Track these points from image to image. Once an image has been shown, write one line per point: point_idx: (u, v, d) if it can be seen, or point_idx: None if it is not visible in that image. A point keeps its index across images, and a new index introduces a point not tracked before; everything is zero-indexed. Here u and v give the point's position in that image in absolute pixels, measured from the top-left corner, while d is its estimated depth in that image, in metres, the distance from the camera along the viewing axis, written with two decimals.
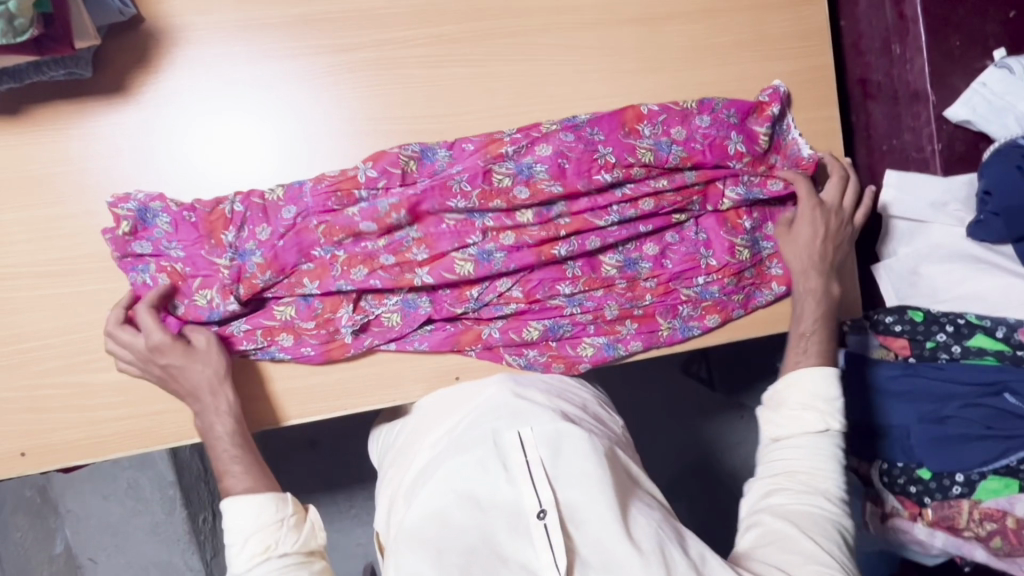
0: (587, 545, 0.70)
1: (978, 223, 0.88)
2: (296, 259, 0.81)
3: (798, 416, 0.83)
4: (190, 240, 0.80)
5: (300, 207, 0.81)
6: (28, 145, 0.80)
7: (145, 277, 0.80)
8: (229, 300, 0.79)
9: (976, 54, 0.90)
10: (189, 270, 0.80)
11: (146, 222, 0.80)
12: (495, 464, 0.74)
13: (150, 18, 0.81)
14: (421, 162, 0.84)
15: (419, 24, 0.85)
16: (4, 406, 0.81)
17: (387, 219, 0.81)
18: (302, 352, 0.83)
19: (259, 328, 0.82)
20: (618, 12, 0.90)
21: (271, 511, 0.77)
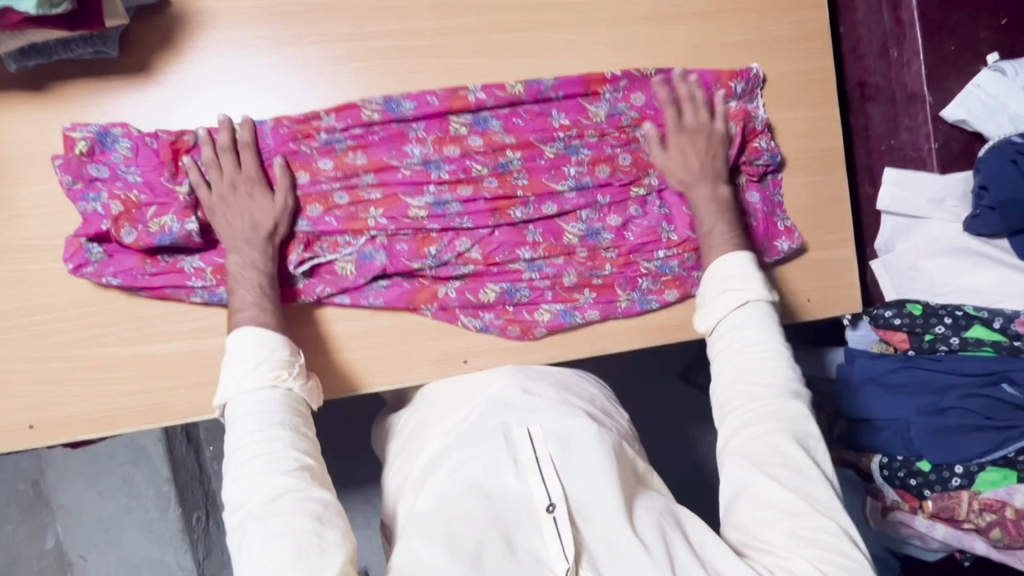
0: (595, 536, 0.70)
1: (975, 217, 0.91)
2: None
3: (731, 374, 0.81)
4: (149, 166, 0.81)
5: (264, 148, 0.84)
6: (51, 120, 0.81)
7: (97, 206, 0.79)
8: (189, 222, 0.79)
9: (971, 58, 0.94)
10: (145, 198, 0.80)
11: (104, 147, 0.81)
12: (505, 457, 0.75)
13: (175, 0, 0.83)
14: (384, 111, 0.85)
15: (436, 16, 0.88)
16: (15, 378, 0.81)
17: (347, 161, 0.85)
18: None
19: (211, 266, 0.82)
20: (628, 11, 0.93)
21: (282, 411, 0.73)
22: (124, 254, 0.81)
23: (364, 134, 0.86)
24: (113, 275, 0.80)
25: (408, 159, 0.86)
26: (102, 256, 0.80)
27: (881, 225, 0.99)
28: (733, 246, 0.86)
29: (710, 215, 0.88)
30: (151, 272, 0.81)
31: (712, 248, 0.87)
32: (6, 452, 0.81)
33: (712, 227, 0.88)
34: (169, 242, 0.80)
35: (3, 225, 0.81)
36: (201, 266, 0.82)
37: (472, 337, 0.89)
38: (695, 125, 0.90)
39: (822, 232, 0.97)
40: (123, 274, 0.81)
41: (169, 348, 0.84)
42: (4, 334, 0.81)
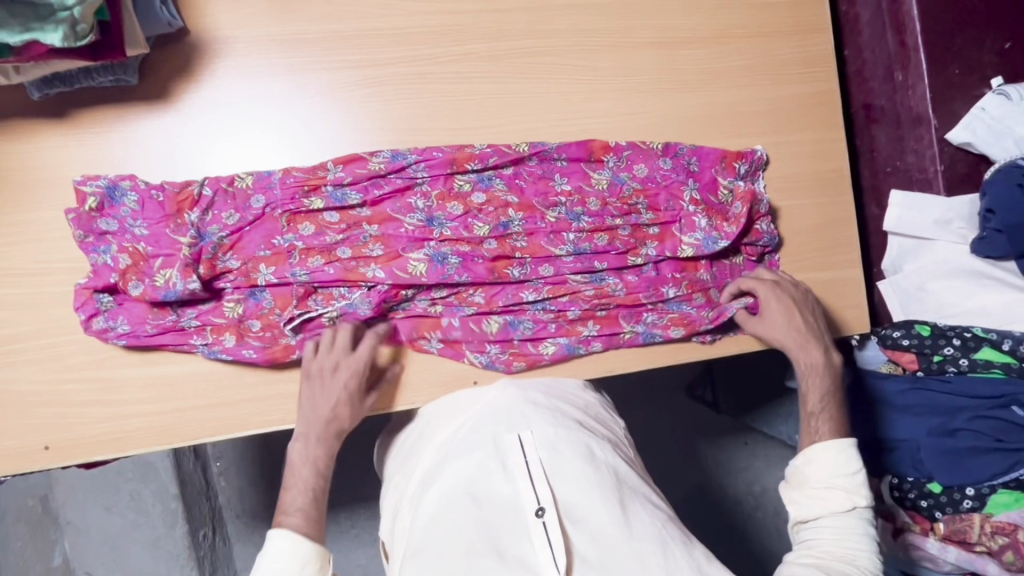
0: (585, 542, 0.71)
1: (982, 239, 0.92)
2: (258, 247, 0.83)
3: (824, 491, 0.79)
4: (155, 219, 0.82)
5: (269, 198, 0.84)
6: (72, 146, 0.83)
7: (107, 258, 0.81)
8: (190, 279, 0.79)
9: (975, 82, 0.95)
10: (151, 250, 0.81)
11: (113, 200, 0.82)
12: (495, 462, 0.77)
13: (194, 30, 0.85)
14: (390, 164, 0.86)
15: (446, 42, 0.90)
16: (31, 398, 0.82)
17: (351, 213, 0.86)
18: (246, 353, 0.82)
19: (209, 325, 0.83)
20: (634, 36, 0.94)
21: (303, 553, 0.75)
22: (130, 304, 0.82)
23: (369, 187, 0.86)
24: (118, 331, 0.81)
25: (411, 214, 0.86)
26: (111, 305, 0.82)
27: (888, 245, 0.99)
28: (835, 433, 0.83)
29: (815, 382, 0.87)
30: (151, 329, 0.82)
31: (814, 431, 0.83)
32: (21, 473, 0.82)
33: (811, 389, 0.86)
34: (172, 297, 0.80)
35: (23, 248, 0.82)
36: (199, 322, 0.83)
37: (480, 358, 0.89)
38: (776, 308, 0.89)
39: (831, 255, 0.98)
40: (128, 329, 0.82)
41: (182, 369, 0.84)
42: (21, 356, 0.82)
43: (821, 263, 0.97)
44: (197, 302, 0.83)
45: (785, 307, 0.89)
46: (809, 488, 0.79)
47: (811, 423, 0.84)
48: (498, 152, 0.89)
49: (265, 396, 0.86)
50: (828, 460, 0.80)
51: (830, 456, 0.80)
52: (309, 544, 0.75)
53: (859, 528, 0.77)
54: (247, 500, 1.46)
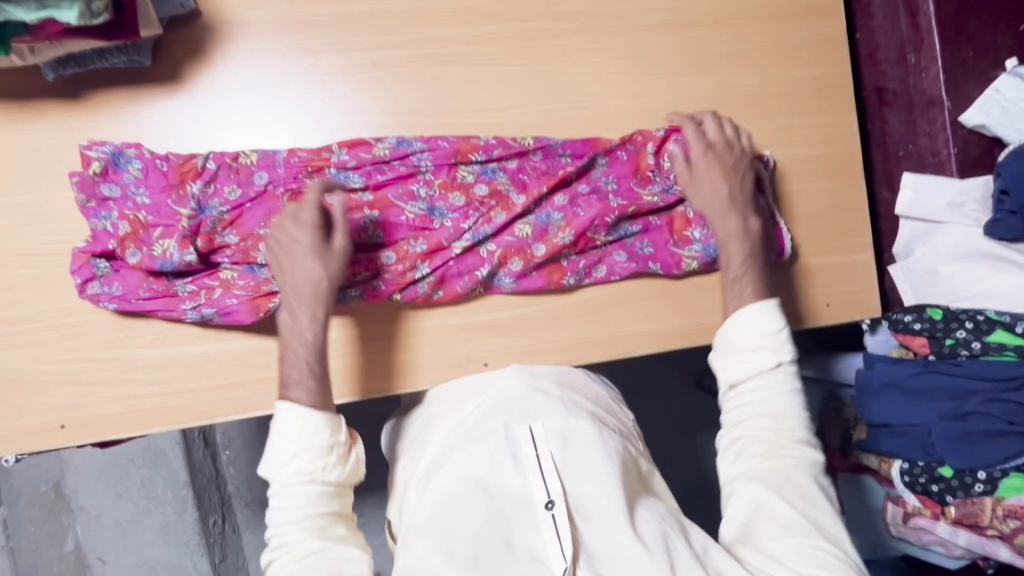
0: (593, 536, 0.71)
1: (995, 221, 0.90)
2: (258, 225, 0.83)
3: (760, 392, 0.81)
4: (158, 188, 0.82)
5: (272, 175, 0.84)
6: (85, 126, 0.84)
7: (107, 224, 0.81)
8: (187, 252, 0.80)
9: (989, 64, 0.94)
10: (152, 219, 0.81)
11: (117, 167, 0.82)
12: (507, 455, 0.75)
13: (206, 11, 0.85)
14: (395, 151, 0.86)
15: (458, 25, 0.90)
16: (46, 378, 0.83)
17: (353, 197, 0.85)
18: (229, 302, 0.82)
19: (203, 289, 0.83)
20: (645, 19, 0.94)
21: (324, 437, 0.76)
22: (128, 270, 0.82)
23: (372, 172, 0.86)
24: (111, 296, 0.82)
25: (412, 202, 0.86)
26: (108, 271, 0.82)
27: (899, 229, 1.00)
28: (758, 294, 0.85)
29: (737, 246, 0.87)
30: (144, 292, 0.81)
31: (739, 294, 0.85)
32: (37, 452, 0.83)
33: (728, 259, 0.87)
34: (168, 268, 0.80)
35: (38, 229, 0.83)
36: (195, 288, 0.83)
37: (490, 340, 0.90)
38: (719, 139, 0.90)
39: (843, 238, 0.98)
40: (121, 294, 0.81)
41: (196, 350, 0.85)
42: (37, 336, 0.83)
43: (828, 247, 0.98)
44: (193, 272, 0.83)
45: (720, 157, 0.89)
46: (738, 352, 0.82)
47: (734, 289, 0.86)
48: (505, 142, 0.89)
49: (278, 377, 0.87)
50: (767, 354, 0.81)
51: (750, 316, 0.83)
52: (320, 415, 0.76)
53: (788, 387, 0.81)
54: (257, 488, 1.46)
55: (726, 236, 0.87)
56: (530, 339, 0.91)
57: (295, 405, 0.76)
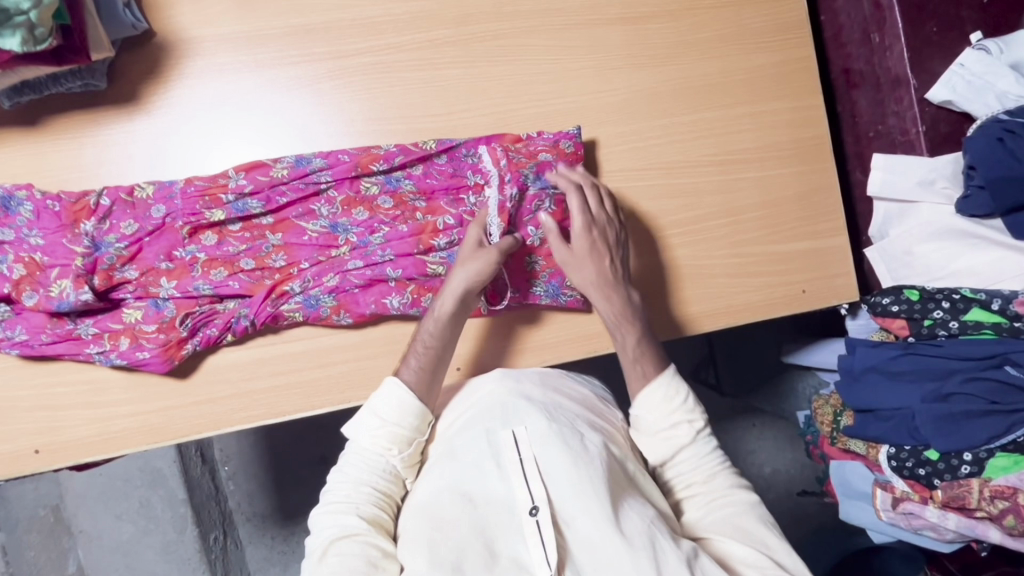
0: (578, 543, 0.67)
1: (965, 197, 0.89)
2: (158, 258, 0.84)
3: (671, 432, 0.81)
4: (51, 229, 0.82)
5: (170, 207, 0.84)
6: (47, 152, 0.84)
7: (2, 267, 0.81)
8: (82, 291, 0.79)
9: (954, 39, 0.92)
10: (47, 259, 0.81)
11: (9, 211, 0.83)
12: (488, 461, 0.72)
13: (159, 31, 0.85)
14: (294, 170, 0.85)
15: (412, 30, 0.90)
16: (19, 404, 0.84)
17: (253, 222, 0.86)
18: (141, 355, 0.82)
19: (106, 332, 0.83)
20: (602, 12, 0.93)
21: (412, 425, 0.78)
22: (29, 314, 0.82)
23: (271, 195, 0.85)
24: (14, 340, 0.82)
25: (314, 221, 0.86)
26: (10, 315, 0.82)
27: (874, 211, 0.99)
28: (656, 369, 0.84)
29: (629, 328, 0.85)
30: (49, 336, 0.82)
31: (643, 374, 0.83)
32: (14, 477, 0.84)
33: (621, 339, 0.85)
34: (66, 308, 0.80)
35: None
36: (98, 331, 0.83)
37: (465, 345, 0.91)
38: (598, 212, 0.85)
39: (816, 222, 0.97)
40: (24, 339, 0.82)
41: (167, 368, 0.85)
42: (8, 363, 0.83)
43: (801, 233, 0.97)
44: (95, 312, 0.83)
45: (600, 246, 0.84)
46: (657, 432, 0.81)
47: (636, 368, 0.84)
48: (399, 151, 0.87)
49: (250, 391, 0.87)
50: (657, 403, 0.81)
51: (659, 393, 0.81)
52: (417, 401, 0.78)
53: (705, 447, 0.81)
54: (256, 503, 1.46)
55: (613, 319, 0.85)
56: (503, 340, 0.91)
57: (398, 383, 0.78)
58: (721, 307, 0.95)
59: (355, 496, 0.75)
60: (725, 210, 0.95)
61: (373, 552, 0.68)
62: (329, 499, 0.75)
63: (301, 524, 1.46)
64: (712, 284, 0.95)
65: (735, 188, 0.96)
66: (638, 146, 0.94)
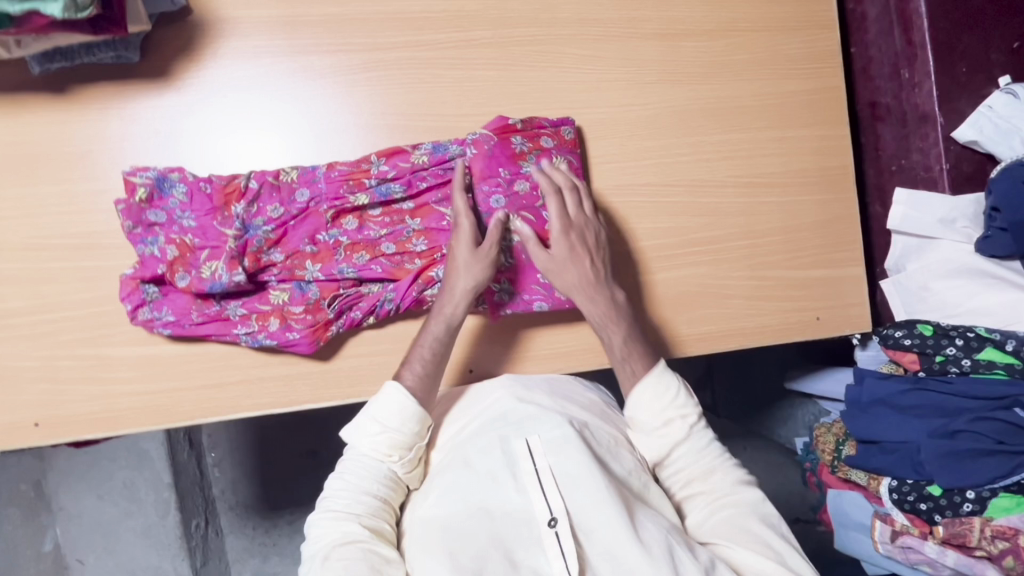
0: (598, 555, 0.66)
1: (986, 238, 0.90)
2: (302, 242, 0.84)
3: (665, 430, 0.80)
4: (203, 211, 0.83)
5: (314, 191, 0.85)
6: (73, 122, 0.83)
7: (154, 249, 0.82)
8: (235, 272, 0.80)
9: (982, 81, 0.94)
10: (198, 242, 0.82)
11: (162, 192, 0.83)
12: (503, 471, 0.71)
13: (197, 9, 0.85)
14: (432, 157, 0.86)
15: (450, 28, 0.89)
16: (21, 375, 0.82)
17: (394, 206, 0.87)
18: (291, 336, 0.82)
19: (254, 313, 0.83)
20: (637, 26, 0.94)
21: (411, 429, 0.77)
22: (176, 294, 0.82)
23: (412, 180, 0.86)
24: (164, 321, 0.82)
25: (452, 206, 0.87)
26: (156, 296, 0.82)
27: (892, 244, 0.99)
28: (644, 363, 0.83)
29: (610, 325, 0.84)
30: (197, 319, 0.82)
31: (632, 372, 0.83)
32: (10, 449, 0.82)
33: (606, 336, 0.84)
34: (218, 289, 0.81)
35: (16, 224, 0.82)
36: (245, 312, 0.83)
37: (478, 348, 0.90)
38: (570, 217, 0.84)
39: (835, 250, 0.98)
40: (173, 319, 0.82)
41: (175, 350, 0.84)
42: (15, 332, 0.82)
43: (819, 260, 0.97)
44: (241, 294, 0.84)
45: (572, 247, 0.84)
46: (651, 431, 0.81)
47: (624, 367, 0.84)
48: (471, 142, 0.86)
49: (259, 379, 0.85)
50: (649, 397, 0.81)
51: (649, 388, 0.81)
52: (417, 406, 0.77)
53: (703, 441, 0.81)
54: (242, 492, 1.44)
55: (593, 319, 0.84)
56: (516, 346, 0.91)
57: (401, 388, 0.77)
58: (740, 326, 0.96)
59: (355, 502, 0.73)
60: (746, 233, 0.96)
61: (375, 560, 0.68)
62: (327, 507, 0.74)
63: (285, 517, 1.43)
64: (727, 305, 0.95)
65: (757, 212, 0.96)
66: (665, 162, 0.94)
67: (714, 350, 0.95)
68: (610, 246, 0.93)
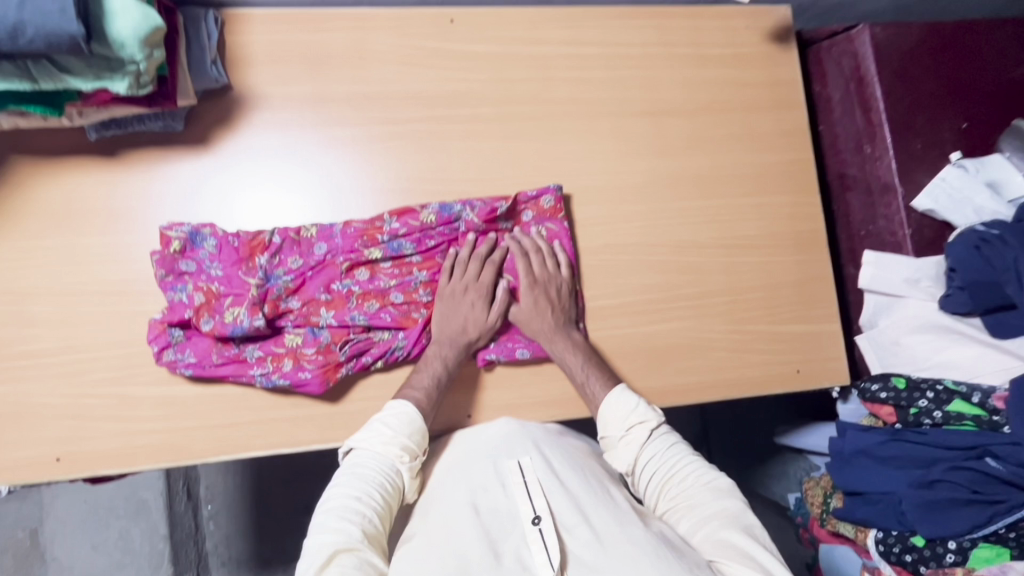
0: (579, 547, 0.71)
1: (947, 296, 0.97)
2: (318, 291, 0.92)
3: (628, 437, 0.88)
4: (229, 262, 0.91)
5: (331, 245, 0.93)
6: (119, 181, 0.93)
7: (182, 296, 0.89)
8: (255, 317, 0.87)
9: (936, 156, 1.04)
10: (223, 289, 0.90)
11: (194, 245, 0.91)
12: (495, 484, 0.80)
13: (237, 86, 0.96)
14: (439, 216, 0.95)
15: (459, 105, 1.01)
16: (48, 411, 0.87)
17: (404, 260, 0.95)
18: (302, 376, 0.88)
19: (270, 355, 0.89)
20: (626, 105, 1.05)
21: (415, 441, 0.84)
22: (199, 338, 0.89)
23: (421, 238, 0.95)
24: (186, 362, 0.88)
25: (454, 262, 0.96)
26: (181, 339, 0.89)
27: (865, 302, 1.07)
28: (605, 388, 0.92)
29: (577, 358, 0.93)
30: (217, 361, 0.88)
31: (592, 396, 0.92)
32: (30, 483, 0.86)
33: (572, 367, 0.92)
34: (238, 333, 0.87)
35: (59, 270, 0.90)
36: (261, 355, 0.89)
37: (477, 394, 0.96)
38: (544, 265, 0.96)
39: (812, 307, 1.05)
40: (195, 361, 0.88)
41: (194, 390, 0.90)
42: (47, 371, 0.88)
43: (797, 316, 1.05)
44: (259, 338, 0.90)
45: (546, 292, 0.95)
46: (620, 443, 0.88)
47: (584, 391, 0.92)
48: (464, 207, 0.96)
49: (270, 419, 0.91)
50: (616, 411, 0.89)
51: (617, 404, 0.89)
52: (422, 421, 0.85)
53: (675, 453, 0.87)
54: (236, 546, 1.44)
55: (564, 353, 0.93)
56: (513, 392, 0.97)
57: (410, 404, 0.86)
58: (724, 377, 1.01)
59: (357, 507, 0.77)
60: (727, 290, 1.03)
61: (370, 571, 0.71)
62: (329, 508, 0.77)
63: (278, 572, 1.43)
64: (712, 357, 1.01)
65: (738, 270, 1.04)
66: (652, 225, 1.03)
67: (701, 399, 1.01)
68: (602, 300, 1.00)
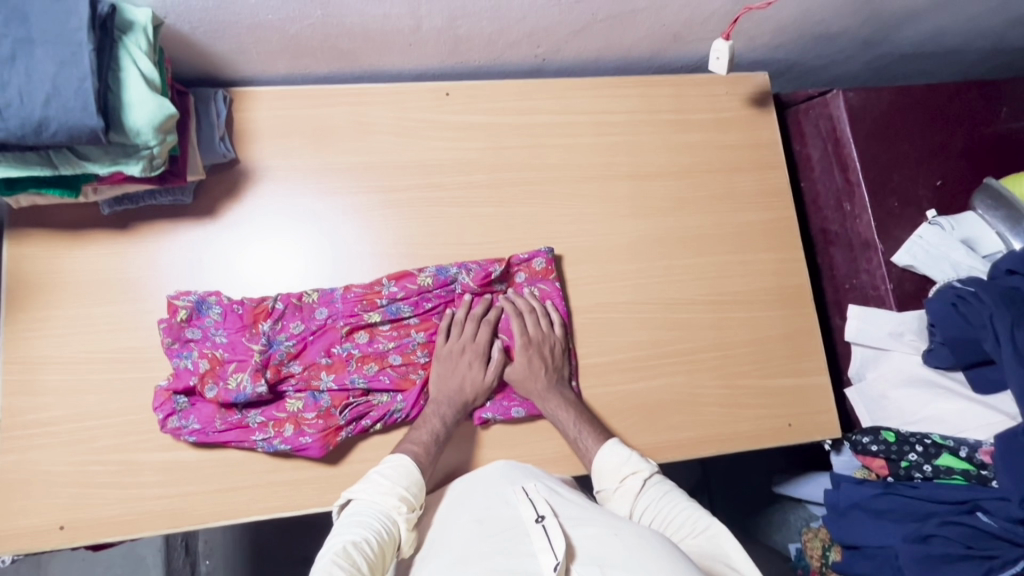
0: (583, 539, 0.68)
1: (931, 350, 1.00)
2: (319, 355, 0.95)
3: (622, 489, 0.89)
4: (234, 329, 0.94)
5: (331, 310, 0.97)
6: (130, 252, 0.97)
7: (187, 363, 0.92)
8: (258, 383, 0.90)
9: (913, 213, 1.08)
10: (227, 355, 0.93)
11: (200, 312, 0.94)
12: (500, 503, 0.79)
13: (243, 159, 1.01)
14: (436, 280, 0.99)
15: (455, 173, 1.06)
16: (54, 479, 0.89)
17: (402, 323, 0.98)
18: (303, 440, 0.90)
19: (271, 420, 0.92)
20: (614, 169, 1.10)
21: (411, 492, 0.84)
22: (203, 404, 0.91)
23: (418, 301, 0.99)
24: (190, 429, 0.90)
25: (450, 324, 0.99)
26: (185, 405, 0.91)
27: (853, 354, 1.10)
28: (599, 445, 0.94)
29: (571, 415, 0.95)
30: (220, 426, 0.90)
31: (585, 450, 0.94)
32: (33, 552, 0.87)
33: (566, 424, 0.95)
34: (241, 399, 0.90)
35: (69, 339, 0.93)
36: (263, 420, 0.92)
37: (474, 454, 0.98)
38: (540, 325, 0.99)
39: (800, 361, 1.08)
40: (198, 427, 0.90)
41: (197, 455, 0.92)
42: (54, 439, 0.90)
43: (787, 370, 1.07)
44: (261, 403, 0.93)
45: (541, 351, 0.98)
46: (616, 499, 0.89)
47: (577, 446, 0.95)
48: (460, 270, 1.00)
49: (271, 483, 0.92)
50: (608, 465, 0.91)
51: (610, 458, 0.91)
52: (420, 474, 0.86)
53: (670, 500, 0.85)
54: None
55: (558, 410, 0.96)
56: (510, 451, 0.98)
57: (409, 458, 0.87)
58: (717, 432, 1.03)
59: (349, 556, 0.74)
60: (716, 345, 1.06)
61: None
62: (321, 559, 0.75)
63: None
64: (704, 412, 1.03)
65: (727, 326, 1.07)
66: (642, 283, 1.07)
67: (695, 455, 1.02)
68: (596, 357, 1.03)
